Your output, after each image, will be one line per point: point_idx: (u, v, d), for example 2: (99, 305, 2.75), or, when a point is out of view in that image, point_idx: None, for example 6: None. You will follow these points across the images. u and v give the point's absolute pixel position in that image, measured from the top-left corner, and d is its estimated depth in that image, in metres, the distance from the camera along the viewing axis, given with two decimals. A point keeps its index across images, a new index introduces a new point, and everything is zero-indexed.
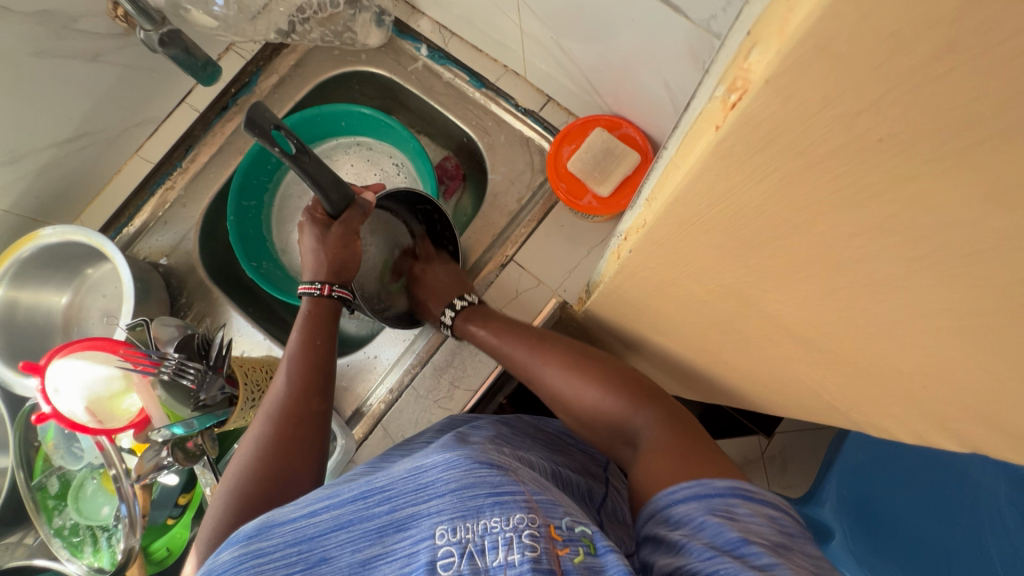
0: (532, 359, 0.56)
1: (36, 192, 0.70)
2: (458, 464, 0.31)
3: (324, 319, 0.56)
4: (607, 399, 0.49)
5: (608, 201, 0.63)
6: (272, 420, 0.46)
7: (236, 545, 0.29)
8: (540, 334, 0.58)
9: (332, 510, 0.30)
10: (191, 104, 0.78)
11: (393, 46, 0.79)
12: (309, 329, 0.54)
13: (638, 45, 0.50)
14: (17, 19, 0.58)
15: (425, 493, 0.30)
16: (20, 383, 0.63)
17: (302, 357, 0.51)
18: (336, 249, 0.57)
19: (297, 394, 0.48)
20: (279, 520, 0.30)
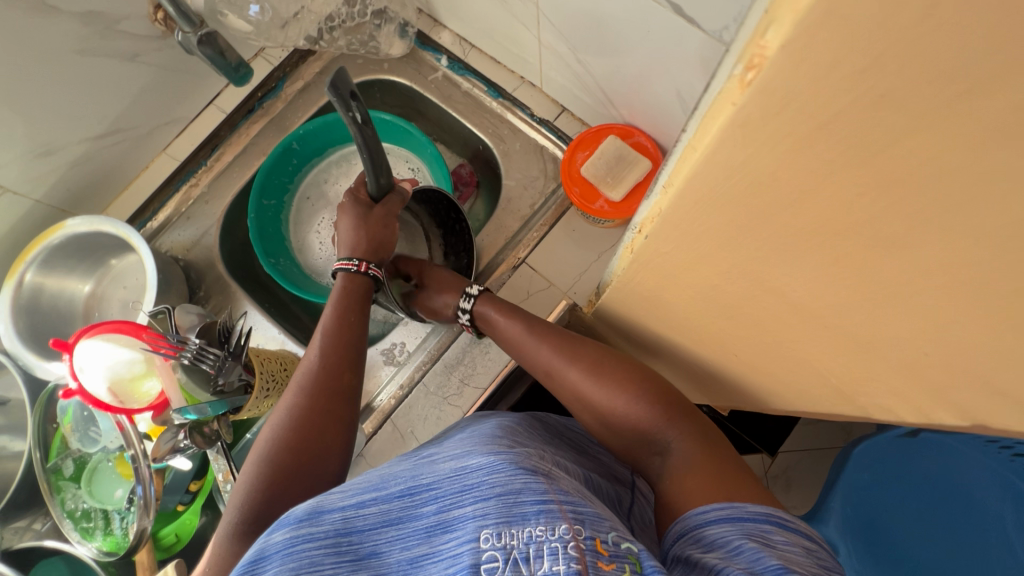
0: (558, 359, 0.54)
1: (68, 184, 0.73)
2: (500, 469, 0.33)
3: (357, 300, 0.59)
4: (636, 407, 0.48)
5: (620, 206, 0.65)
6: (306, 392, 0.49)
7: (287, 527, 0.31)
8: (569, 330, 0.56)
9: (379, 505, 0.33)
10: (219, 105, 0.82)
11: (414, 57, 0.82)
12: (342, 305, 0.57)
13: (653, 57, 0.53)
14: (62, 18, 0.61)
15: (468, 493, 0.32)
16: (41, 368, 0.64)
17: (337, 335, 0.54)
18: (374, 227, 0.61)
19: (330, 369, 0.51)
20: (330, 508, 0.32)
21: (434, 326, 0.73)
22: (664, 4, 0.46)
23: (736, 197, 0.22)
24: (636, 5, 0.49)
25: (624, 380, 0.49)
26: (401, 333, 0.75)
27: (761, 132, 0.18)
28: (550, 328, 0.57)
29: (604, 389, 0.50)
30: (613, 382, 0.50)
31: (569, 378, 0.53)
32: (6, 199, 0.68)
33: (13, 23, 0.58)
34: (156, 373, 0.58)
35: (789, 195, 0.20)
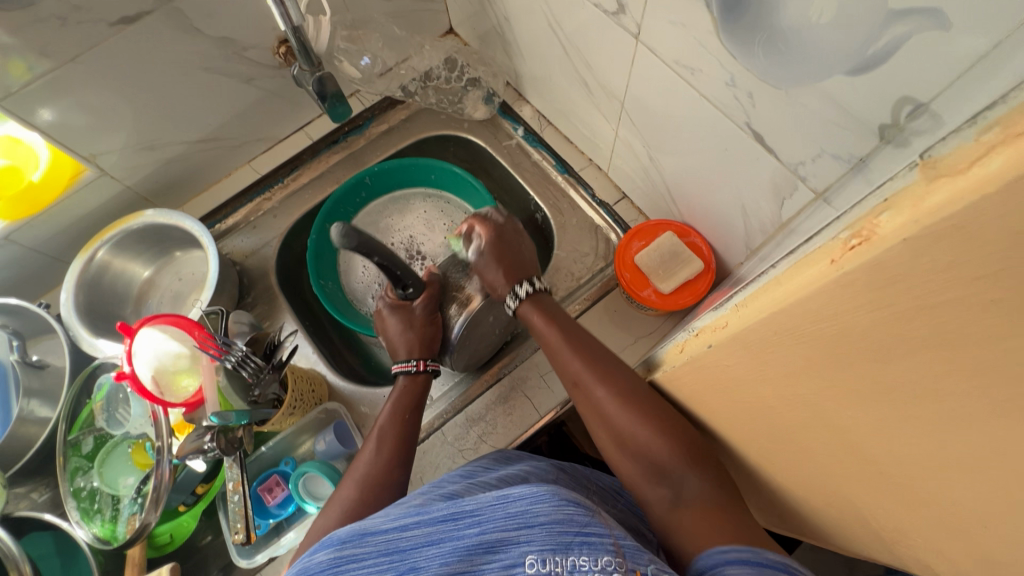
0: (590, 376, 0.53)
1: (157, 178, 0.79)
2: (546, 500, 0.33)
3: (421, 394, 0.63)
4: (657, 441, 0.46)
5: (665, 299, 0.67)
6: (358, 484, 0.52)
7: (332, 547, 0.32)
8: (603, 352, 0.55)
9: (421, 527, 0.33)
10: (307, 132, 0.89)
11: (494, 122, 0.89)
12: (401, 402, 0.61)
13: (723, 170, 0.57)
14: (202, 40, 0.68)
15: (513, 522, 0.33)
16: (88, 342, 0.66)
17: (392, 428, 0.58)
18: (422, 326, 0.67)
19: (384, 462, 0.54)
20: (371, 530, 0.33)
21: (462, 379, 0.75)
22: (745, 131, 0.50)
23: (820, 340, 0.24)
24: (718, 124, 0.53)
25: (650, 410, 0.47)
26: None
27: (862, 296, 0.20)
28: (583, 347, 0.55)
29: (630, 417, 0.48)
30: (640, 413, 0.47)
31: (594, 399, 0.52)
32: (103, 181, 0.73)
33: (162, 38, 0.64)
34: (200, 371, 0.59)
35: (875, 355, 0.22)
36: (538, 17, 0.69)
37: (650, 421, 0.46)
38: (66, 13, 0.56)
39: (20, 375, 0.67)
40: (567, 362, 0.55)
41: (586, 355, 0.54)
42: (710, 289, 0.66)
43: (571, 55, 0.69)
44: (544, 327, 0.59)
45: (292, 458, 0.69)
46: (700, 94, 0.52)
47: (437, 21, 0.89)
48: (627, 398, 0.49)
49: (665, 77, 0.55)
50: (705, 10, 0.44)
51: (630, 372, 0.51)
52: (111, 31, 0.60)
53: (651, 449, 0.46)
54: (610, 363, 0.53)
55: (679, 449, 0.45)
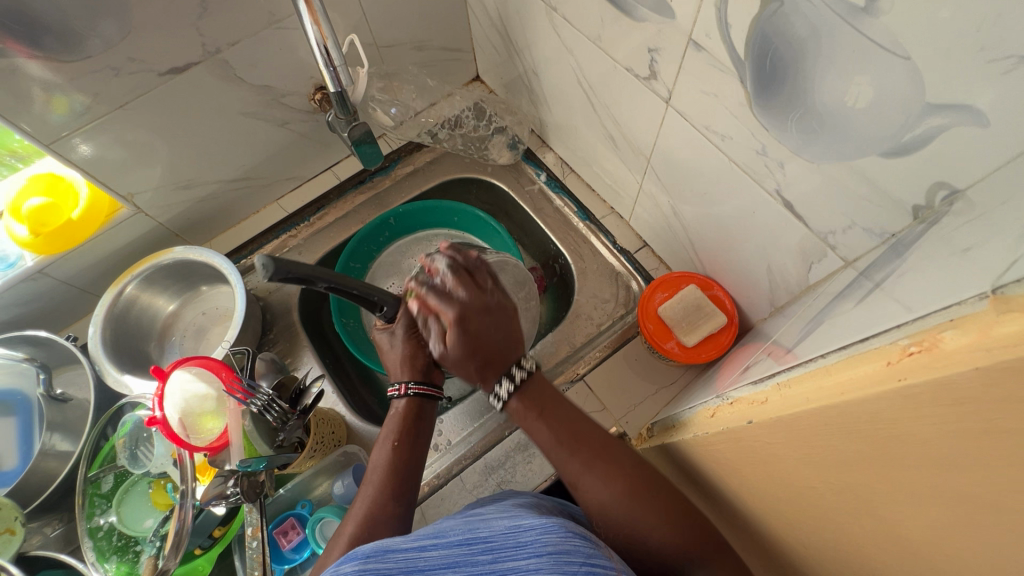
0: (590, 473, 0.48)
1: (190, 215, 0.81)
2: (555, 530, 0.33)
3: (419, 413, 0.58)
4: (675, 532, 0.45)
5: (689, 351, 0.67)
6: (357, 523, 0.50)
7: (355, 561, 0.32)
8: (602, 439, 0.50)
9: (439, 550, 0.33)
10: (335, 172, 0.91)
11: (517, 168, 0.91)
12: (399, 427, 0.56)
13: (750, 230, 0.58)
14: (244, 88, 0.70)
15: (524, 551, 0.33)
16: (115, 377, 0.67)
17: (391, 459, 0.54)
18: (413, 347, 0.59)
19: (381, 497, 0.52)
20: (393, 548, 0.33)
21: (481, 424, 0.75)
22: (775, 197, 0.51)
23: (876, 440, 0.24)
24: (746, 188, 0.54)
25: (661, 504, 0.46)
26: (447, 421, 0.76)
27: (928, 410, 0.21)
28: (581, 434, 0.50)
29: (640, 514, 0.46)
30: (650, 510, 0.45)
31: (598, 500, 0.47)
32: (137, 219, 0.75)
33: (206, 86, 0.67)
34: (225, 415, 0.59)
35: (934, 467, 0.22)
36: (566, 73, 0.72)
37: (661, 517, 0.45)
38: (120, 64, 0.59)
39: (45, 409, 0.67)
40: (562, 461, 0.49)
41: (585, 446, 0.49)
42: (734, 343, 0.66)
43: (598, 111, 0.71)
44: (532, 422, 0.50)
45: (309, 500, 0.69)
46: (729, 158, 0.54)
47: (465, 69, 0.93)
48: (635, 496, 0.46)
49: (694, 140, 0.57)
50: (740, 85, 0.46)
51: (632, 461, 0.49)
52: (160, 80, 0.63)
53: (662, 543, 0.44)
54: (609, 450, 0.49)
55: (696, 536, 0.44)
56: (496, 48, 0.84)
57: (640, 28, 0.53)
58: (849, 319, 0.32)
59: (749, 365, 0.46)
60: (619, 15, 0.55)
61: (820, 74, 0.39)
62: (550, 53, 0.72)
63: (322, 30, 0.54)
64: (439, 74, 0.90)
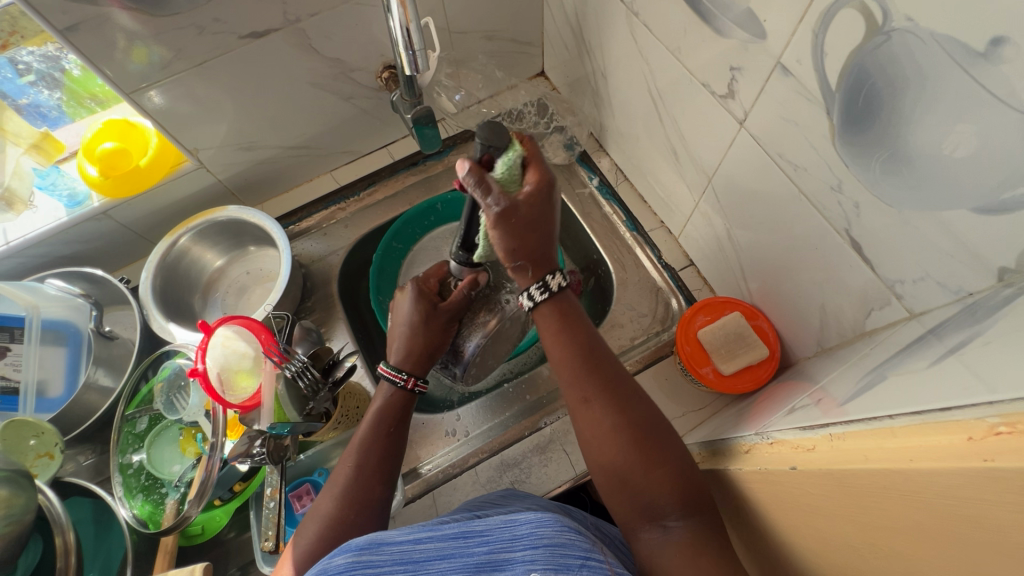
0: (602, 402, 0.48)
1: (246, 175, 0.83)
2: (550, 524, 0.33)
3: (409, 403, 0.59)
4: (662, 479, 0.45)
5: (725, 380, 0.65)
6: (338, 502, 0.51)
7: (348, 553, 0.31)
8: (621, 376, 0.51)
9: (435, 542, 0.33)
10: (390, 151, 0.92)
11: (570, 168, 0.90)
12: (382, 415, 0.57)
13: (807, 265, 0.56)
14: (317, 59, 0.71)
15: (520, 543, 0.33)
16: (160, 323, 0.69)
17: (377, 441, 0.56)
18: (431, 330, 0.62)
19: (362, 478, 0.53)
20: (388, 539, 0.33)
21: (501, 420, 0.75)
22: (843, 237, 0.49)
23: (945, 518, 0.23)
24: (812, 224, 0.52)
25: (663, 453, 0.46)
26: (468, 412, 0.77)
27: (1015, 497, 0.19)
28: (605, 365, 0.51)
29: (637, 454, 0.46)
30: (650, 453, 0.46)
31: (596, 429, 0.48)
32: (198, 173, 0.77)
33: (281, 53, 0.68)
34: (259, 375, 0.60)
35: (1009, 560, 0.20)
36: (636, 79, 0.70)
37: (658, 458, 0.46)
38: (205, 24, 0.60)
39: (93, 343, 0.70)
40: (574, 382, 0.50)
41: (603, 379, 0.50)
42: (773, 378, 0.63)
43: (663, 122, 0.69)
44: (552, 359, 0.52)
45: (326, 469, 0.70)
46: (799, 190, 0.51)
47: (531, 63, 0.92)
48: (636, 432, 0.47)
49: (764, 167, 0.55)
50: (826, 116, 0.44)
51: (647, 410, 0.49)
52: (239, 43, 0.64)
53: (644, 483, 0.45)
54: (625, 390, 0.50)
55: (682, 495, 0.45)
56: (567, 45, 0.83)
57: (724, 43, 0.51)
58: (919, 377, 0.31)
59: (796, 407, 0.43)
60: (703, 29, 0.53)
61: (919, 117, 0.37)
62: (623, 59, 0.71)
63: (409, 16, 0.54)
64: (504, 65, 0.90)
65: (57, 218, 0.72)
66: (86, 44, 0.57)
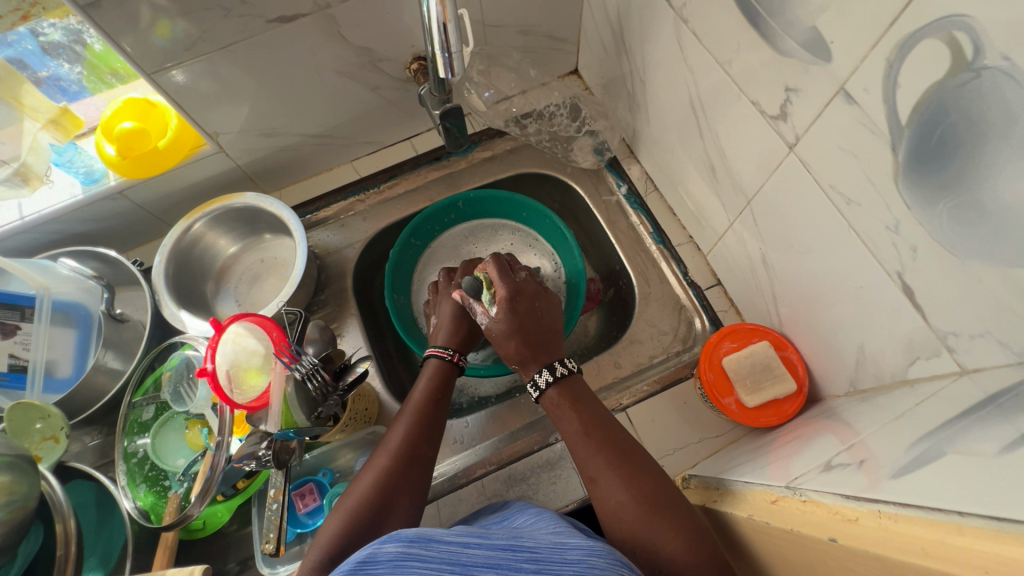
0: (612, 474, 0.52)
1: (266, 161, 0.81)
2: (601, 555, 0.34)
3: (450, 377, 0.65)
4: (680, 544, 0.46)
5: (748, 412, 0.63)
6: (391, 457, 0.55)
7: (397, 543, 0.32)
8: (630, 449, 0.54)
9: (482, 550, 0.33)
10: (413, 144, 0.89)
11: (598, 174, 0.87)
12: (432, 386, 0.63)
13: (848, 303, 0.53)
14: (345, 47, 0.68)
15: (571, 567, 0.32)
16: (171, 310, 0.68)
17: (425, 408, 0.60)
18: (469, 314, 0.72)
19: (411, 438, 0.57)
20: (436, 538, 0.32)
21: (511, 432, 0.73)
22: (894, 280, 0.46)
23: None
24: (861, 261, 0.49)
25: (677, 519, 0.48)
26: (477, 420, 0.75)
27: None
28: (612, 441, 0.55)
29: (653, 521, 0.48)
30: (665, 520, 0.48)
31: (608, 501, 0.51)
32: (217, 157, 0.75)
33: (309, 39, 0.65)
34: (268, 373, 0.59)
35: None
36: (677, 88, 0.67)
37: (674, 524, 0.47)
38: (232, 6, 0.57)
39: (104, 325, 0.69)
40: (586, 455, 0.54)
41: (612, 450, 0.54)
42: (799, 415, 0.61)
43: (703, 135, 0.66)
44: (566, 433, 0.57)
45: (331, 470, 0.70)
46: (850, 225, 0.48)
47: (565, 61, 0.89)
48: (649, 501, 0.49)
49: (811, 196, 0.52)
50: (890, 152, 0.41)
51: (658, 479, 0.51)
52: (266, 27, 0.61)
53: (663, 550, 0.46)
54: (638, 463, 0.53)
55: (705, 563, 0.45)
56: (605, 45, 0.79)
57: (782, 62, 0.48)
58: (985, 459, 0.28)
59: (834, 463, 0.40)
60: (759, 45, 0.49)
61: (1001, 162, 0.33)
62: (666, 67, 0.67)
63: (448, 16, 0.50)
64: (537, 61, 0.87)
65: (74, 195, 0.70)
66: (108, 22, 0.54)
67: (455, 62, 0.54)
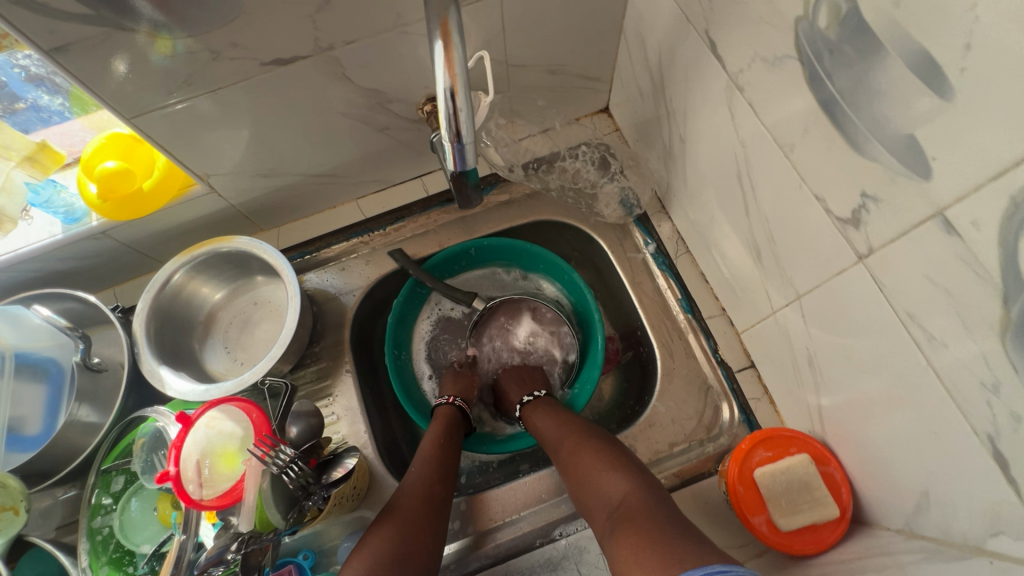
0: (567, 439, 0.62)
1: (263, 200, 0.74)
2: None
3: (457, 427, 0.70)
4: (622, 486, 0.52)
5: (779, 535, 0.55)
6: (406, 497, 0.59)
7: None
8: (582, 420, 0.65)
9: None
10: (425, 183, 0.82)
11: (624, 228, 0.79)
12: (438, 434, 0.68)
13: (915, 442, 0.45)
14: (352, 89, 0.61)
15: None
16: (150, 369, 0.62)
17: (431, 450, 0.65)
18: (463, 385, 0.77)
19: (425, 479, 0.61)
20: None
21: (511, 519, 0.66)
22: (983, 441, 0.38)
23: None
24: (938, 404, 0.41)
25: (622, 464, 0.55)
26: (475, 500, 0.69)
27: None
28: (570, 420, 0.65)
29: (601, 466, 0.56)
30: (610, 466, 0.55)
31: (569, 460, 0.59)
32: (209, 197, 0.69)
33: (312, 81, 0.58)
34: (244, 460, 0.55)
35: None
36: (722, 155, 0.59)
37: (617, 470, 0.54)
38: (221, 48, 0.50)
39: (77, 377, 0.63)
40: (553, 432, 0.65)
41: (567, 422, 0.65)
42: (840, 545, 0.53)
43: (749, 212, 0.58)
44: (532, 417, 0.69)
45: (312, 551, 0.64)
46: (929, 363, 0.40)
47: (594, 100, 0.81)
48: (596, 453, 0.58)
49: (879, 316, 0.43)
50: (1001, 304, 0.33)
51: (608, 441, 0.60)
52: (261, 70, 0.54)
53: (610, 491, 0.53)
54: (594, 433, 0.62)
55: (642, 497, 0.51)
56: (641, 91, 0.71)
57: (860, 163, 0.39)
58: None
59: None
60: (831, 137, 0.41)
61: None
62: (711, 131, 0.59)
63: (458, 89, 0.40)
64: (564, 101, 0.79)
65: (51, 234, 0.64)
66: (79, 67, 0.47)
67: (466, 153, 0.44)
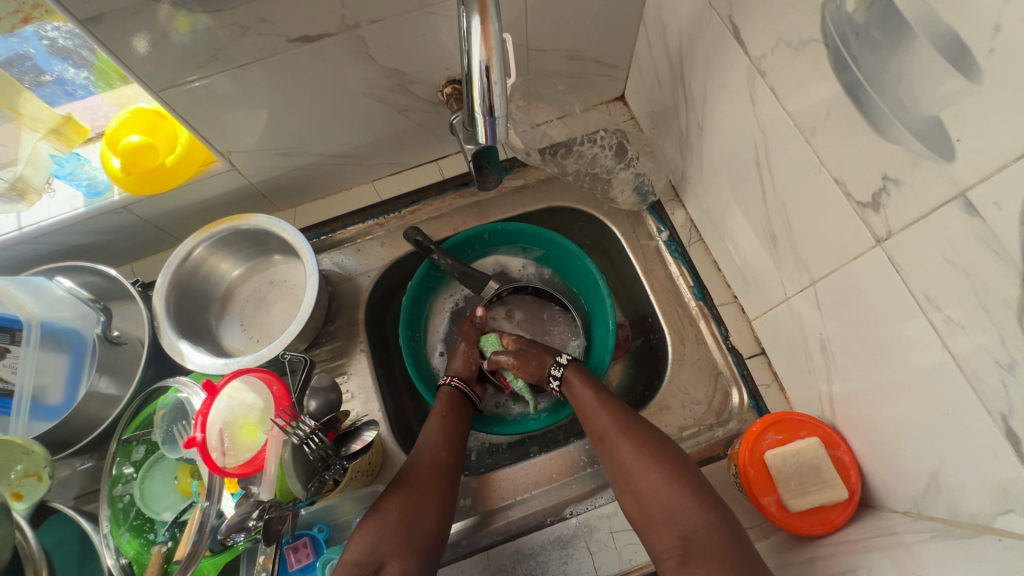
0: (620, 435, 0.61)
1: (282, 180, 0.75)
2: None
3: (464, 402, 0.71)
4: (685, 505, 0.54)
5: (789, 517, 0.57)
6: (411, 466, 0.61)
7: None
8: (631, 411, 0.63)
9: None
10: (440, 167, 0.82)
11: (637, 215, 0.80)
12: (444, 408, 0.69)
13: (925, 424, 0.46)
14: (374, 69, 0.62)
15: None
16: (169, 340, 0.63)
17: (439, 424, 0.66)
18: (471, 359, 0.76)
19: (431, 449, 0.63)
20: None
21: (522, 498, 0.68)
22: (996, 421, 0.38)
23: None
24: (950, 386, 0.42)
25: (681, 476, 0.57)
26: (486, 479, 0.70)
27: None
28: (621, 409, 0.63)
29: (662, 479, 0.56)
30: (671, 479, 0.56)
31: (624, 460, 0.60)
32: (230, 175, 0.70)
33: (336, 60, 0.59)
34: (265, 431, 0.57)
35: None
36: (740, 142, 0.59)
37: (678, 485, 0.56)
38: (250, 24, 0.51)
39: (99, 349, 0.64)
40: (602, 419, 0.63)
41: (617, 413, 0.63)
42: (847, 526, 0.54)
43: (765, 199, 0.58)
44: (579, 393, 0.67)
45: (326, 523, 0.65)
46: (944, 344, 0.41)
47: (611, 88, 0.81)
48: (654, 460, 0.58)
49: (895, 299, 0.44)
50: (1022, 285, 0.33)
51: (663, 442, 0.60)
52: (287, 47, 0.55)
53: (671, 507, 0.55)
54: (647, 429, 0.61)
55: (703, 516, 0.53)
56: (659, 79, 0.72)
57: (883, 147, 0.40)
58: None
59: None
60: (854, 121, 0.42)
61: None
62: (731, 118, 0.59)
63: (492, 66, 0.41)
64: (580, 87, 0.79)
65: (75, 207, 0.65)
66: (111, 38, 0.48)
67: (498, 130, 0.44)
